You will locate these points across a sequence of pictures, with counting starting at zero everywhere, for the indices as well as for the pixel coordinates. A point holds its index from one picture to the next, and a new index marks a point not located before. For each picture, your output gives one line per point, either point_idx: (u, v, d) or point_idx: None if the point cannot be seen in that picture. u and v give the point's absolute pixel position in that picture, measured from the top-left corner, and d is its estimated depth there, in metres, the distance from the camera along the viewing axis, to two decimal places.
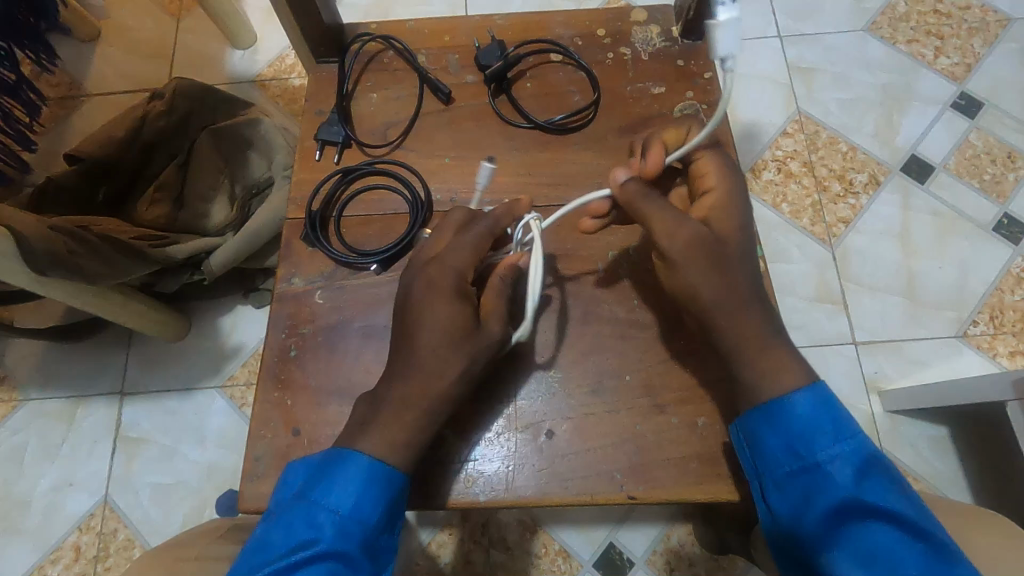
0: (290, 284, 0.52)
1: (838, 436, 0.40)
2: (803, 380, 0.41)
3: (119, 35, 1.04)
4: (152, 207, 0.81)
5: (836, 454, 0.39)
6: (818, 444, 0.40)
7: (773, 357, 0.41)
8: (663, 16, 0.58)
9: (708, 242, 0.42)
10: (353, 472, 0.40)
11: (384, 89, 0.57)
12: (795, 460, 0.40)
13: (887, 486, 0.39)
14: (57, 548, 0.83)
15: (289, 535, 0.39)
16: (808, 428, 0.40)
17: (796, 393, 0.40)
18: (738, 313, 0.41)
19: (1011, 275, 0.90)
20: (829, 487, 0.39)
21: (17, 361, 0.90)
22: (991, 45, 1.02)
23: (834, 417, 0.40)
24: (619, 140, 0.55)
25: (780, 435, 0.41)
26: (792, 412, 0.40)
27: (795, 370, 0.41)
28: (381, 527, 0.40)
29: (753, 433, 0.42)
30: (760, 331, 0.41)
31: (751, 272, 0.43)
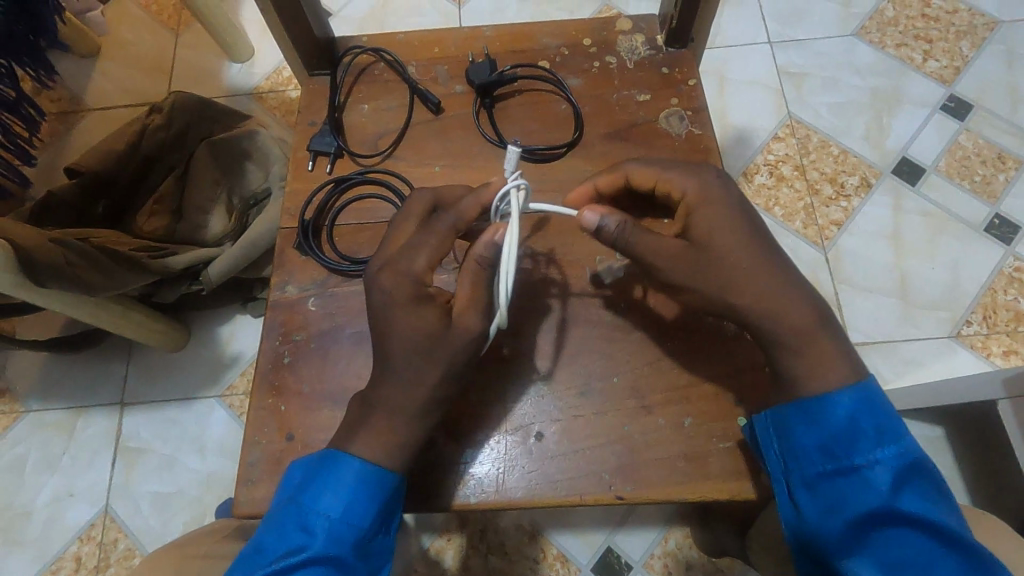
0: (284, 292, 0.53)
1: (880, 440, 0.39)
2: (849, 379, 0.41)
3: (118, 50, 1.05)
4: (151, 218, 0.84)
5: (877, 458, 0.39)
6: (858, 448, 0.40)
7: (823, 351, 0.41)
8: (647, 25, 0.60)
9: (727, 256, 0.42)
10: (345, 475, 0.40)
11: (375, 100, 0.59)
12: (830, 461, 0.40)
13: (922, 494, 0.39)
14: (58, 558, 0.83)
15: (282, 539, 0.40)
16: (849, 429, 0.40)
17: (840, 392, 0.40)
18: (781, 313, 0.41)
19: (1004, 275, 0.90)
20: (865, 492, 0.39)
21: (18, 373, 0.91)
22: (979, 48, 1.03)
23: (878, 421, 0.40)
24: (605, 147, 0.56)
25: (818, 435, 0.40)
26: (834, 413, 0.40)
27: (843, 365, 0.41)
28: (375, 530, 0.41)
29: (787, 429, 0.42)
30: (808, 328, 0.41)
31: (777, 286, 0.42)
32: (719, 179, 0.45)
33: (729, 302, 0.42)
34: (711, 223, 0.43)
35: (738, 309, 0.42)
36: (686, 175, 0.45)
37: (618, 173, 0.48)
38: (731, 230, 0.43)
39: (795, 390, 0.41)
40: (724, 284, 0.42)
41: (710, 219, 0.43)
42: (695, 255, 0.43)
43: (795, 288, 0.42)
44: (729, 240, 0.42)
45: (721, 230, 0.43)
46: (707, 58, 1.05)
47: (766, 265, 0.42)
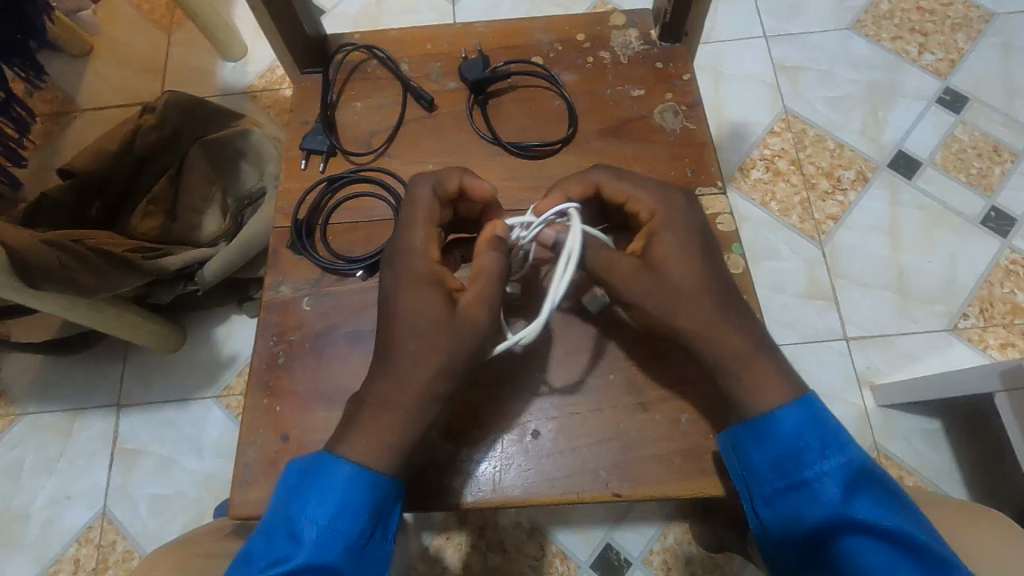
0: (278, 292, 0.52)
1: (825, 453, 0.40)
2: (793, 394, 0.41)
3: (111, 50, 1.05)
4: (146, 219, 0.84)
5: (825, 469, 0.39)
6: (804, 462, 0.40)
7: (760, 372, 0.41)
8: (641, 20, 0.59)
9: (677, 279, 0.42)
10: (339, 479, 0.40)
11: (368, 98, 0.58)
12: (783, 477, 0.40)
13: (876, 501, 0.39)
14: (56, 561, 0.83)
15: (277, 548, 0.39)
16: (796, 444, 0.40)
17: (782, 409, 0.41)
18: (722, 336, 0.41)
19: (1000, 268, 0.90)
20: (817, 505, 0.39)
21: (13, 375, 0.90)
22: (974, 40, 1.03)
23: (821, 433, 0.40)
24: (600, 143, 0.56)
25: (767, 452, 0.41)
26: (777, 429, 0.40)
27: (784, 383, 0.41)
28: (367, 536, 0.41)
29: (740, 448, 0.42)
30: (747, 350, 0.41)
31: (721, 294, 0.42)
32: (685, 204, 0.45)
33: (670, 324, 0.42)
34: (668, 249, 0.43)
35: (681, 333, 0.42)
36: (651, 195, 0.45)
37: (590, 183, 0.47)
38: (681, 255, 0.43)
39: (789, 389, 0.41)
40: (666, 305, 0.42)
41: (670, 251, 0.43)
42: (648, 279, 0.43)
43: (739, 308, 0.42)
44: (681, 264, 0.43)
45: (678, 254, 0.43)
46: (702, 52, 1.05)
47: (708, 287, 0.42)
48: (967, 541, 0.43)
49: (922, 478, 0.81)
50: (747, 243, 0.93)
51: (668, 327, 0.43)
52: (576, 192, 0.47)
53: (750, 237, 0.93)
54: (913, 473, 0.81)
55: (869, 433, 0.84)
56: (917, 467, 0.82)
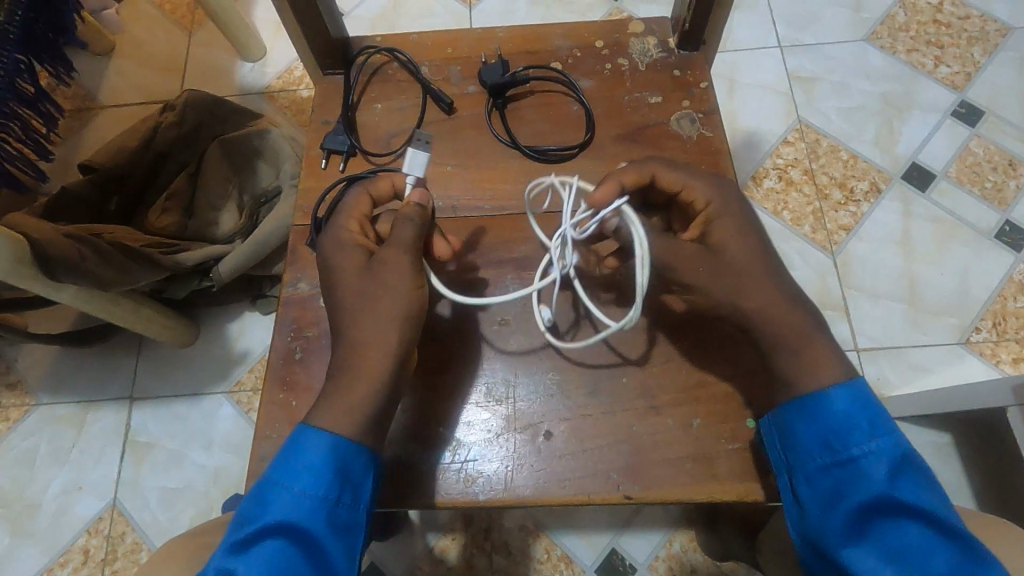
0: (296, 288, 0.53)
1: (874, 432, 0.40)
2: (843, 376, 0.41)
3: (134, 49, 1.06)
4: (162, 215, 0.83)
5: (872, 449, 0.40)
6: (852, 440, 0.40)
7: (816, 354, 0.42)
8: (660, 28, 0.60)
9: (739, 259, 0.44)
10: (306, 447, 0.41)
11: (388, 100, 0.59)
12: (828, 454, 0.41)
13: (920, 485, 0.39)
14: (66, 551, 0.84)
15: (252, 509, 0.40)
16: (845, 422, 0.41)
17: (834, 387, 0.41)
18: (782, 318, 0.42)
19: (1013, 282, 0.90)
20: (863, 482, 0.39)
21: (30, 366, 0.92)
22: (991, 54, 1.03)
23: (870, 414, 0.41)
24: (617, 148, 0.56)
25: (815, 428, 0.41)
26: (830, 406, 0.41)
27: (836, 363, 0.42)
28: (338, 503, 0.41)
29: (787, 426, 0.43)
30: (806, 329, 0.42)
31: (781, 278, 0.44)
32: (735, 190, 0.47)
33: (737, 304, 0.43)
34: (727, 232, 0.45)
35: (745, 314, 0.43)
36: (707, 185, 0.47)
37: (645, 171, 0.48)
38: (742, 237, 0.45)
39: (823, 378, 0.41)
40: (730, 287, 0.43)
41: (733, 234, 0.45)
42: (712, 259, 0.44)
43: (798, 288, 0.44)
44: (742, 244, 0.44)
45: (741, 237, 0.45)
46: (717, 61, 1.05)
47: (770, 272, 0.44)
48: None
49: None
50: None
51: (732, 308, 0.43)
52: (632, 181, 0.48)
53: None
54: None
55: None
56: None
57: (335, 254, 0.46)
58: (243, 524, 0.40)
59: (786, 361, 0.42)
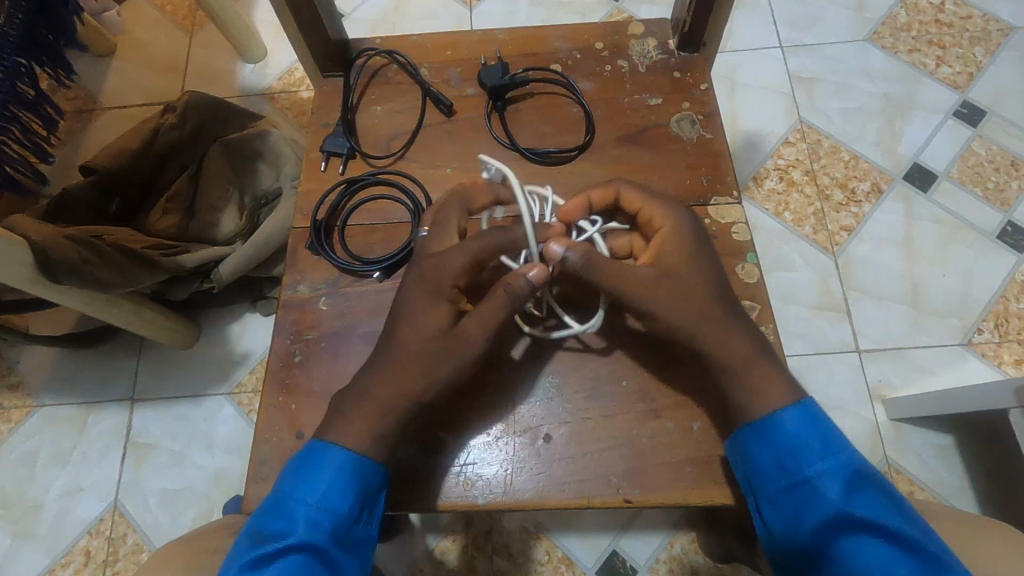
0: (295, 291, 0.53)
1: (825, 452, 0.41)
2: (791, 399, 0.42)
3: (135, 50, 1.06)
4: (164, 216, 0.84)
5: (825, 468, 0.40)
6: (805, 460, 0.41)
7: (759, 375, 0.42)
8: (660, 30, 0.60)
9: (689, 281, 0.44)
10: (326, 464, 0.42)
11: (388, 102, 0.59)
12: (784, 476, 0.41)
13: (876, 499, 0.40)
14: (67, 552, 0.84)
15: (273, 524, 0.41)
16: (797, 444, 0.41)
17: (782, 411, 0.42)
18: (724, 343, 0.43)
19: (1015, 283, 0.90)
20: (820, 502, 0.40)
21: (32, 367, 0.92)
22: (993, 53, 1.02)
23: (820, 433, 0.41)
24: (617, 150, 0.56)
25: (768, 452, 0.42)
26: (780, 428, 0.41)
27: (784, 386, 0.42)
28: (356, 519, 0.42)
29: (743, 451, 0.43)
30: (751, 353, 0.43)
31: (726, 300, 0.44)
32: (692, 218, 0.48)
33: (677, 324, 0.43)
34: (681, 258, 0.45)
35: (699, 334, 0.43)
36: (663, 208, 0.48)
37: (610, 190, 0.49)
38: (693, 261, 0.45)
39: (772, 403, 0.42)
40: (680, 305, 0.43)
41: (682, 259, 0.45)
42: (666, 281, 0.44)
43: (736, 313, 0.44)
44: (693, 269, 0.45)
45: (691, 260, 0.45)
46: (719, 61, 1.05)
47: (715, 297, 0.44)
48: (979, 555, 0.42)
49: (933, 493, 0.81)
50: (761, 253, 0.93)
51: (674, 327, 0.44)
52: (599, 200, 0.49)
53: (764, 247, 0.93)
54: (923, 488, 0.81)
55: (881, 446, 0.83)
56: (926, 481, 0.81)
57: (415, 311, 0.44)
58: (260, 538, 0.40)
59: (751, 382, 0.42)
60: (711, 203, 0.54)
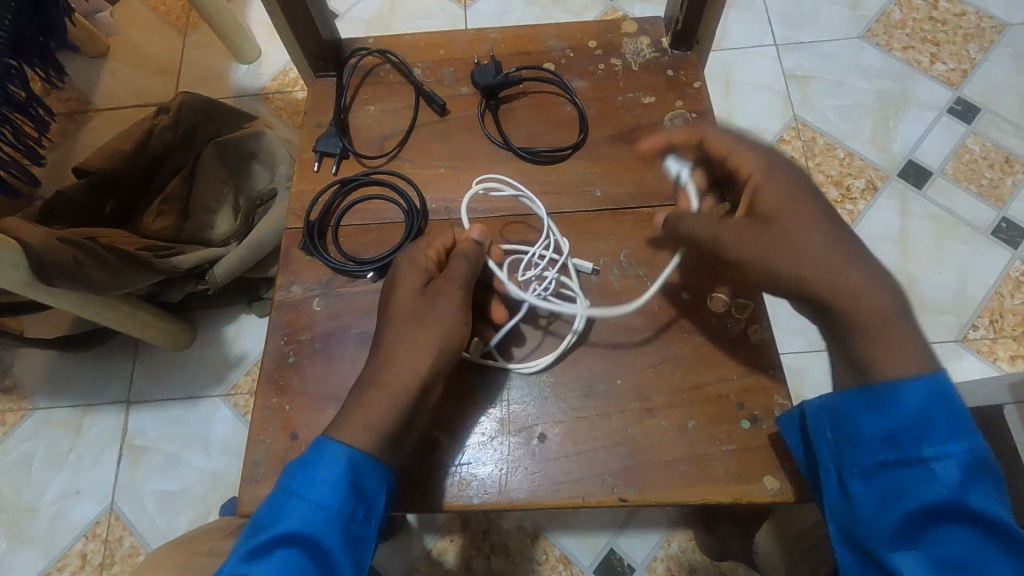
0: (289, 292, 0.53)
1: (953, 434, 0.36)
2: (922, 367, 0.38)
3: (129, 52, 1.06)
4: (158, 218, 0.83)
5: (947, 452, 0.36)
6: (927, 440, 0.37)
7: (893, 336, 0.38)
8: (653, 28, 0.60)
9: (795, 231, 0.41)
10: (327, 461, 0.41)
11: (380, 102, 0.59)
12: (894, 451, 0.38)
13: (995, 495, 0.36)
14: (63, 555, 0.84)
15: (271, 519, 0.40)
16: (920, 419, 0.37)
17: (910, 380, 0.37)
18: (849, 300, 0.39)
19: (1010, 279, 0.90)
20: (929, 484, 0.36)
21: (26, 371, 0.91)
22: (987, 51, 1.03)
23: (950, 413, 0.37)
24: (610, 149, 0.56)
25: (881, 422, 0.38)
26: (901, 399, 0.37)
27: (919, 351, 0.38)
28: (351, 517, 0.41)
29: (850, 416, 0.39)
30: (882, 309, 0.38)
31: (854, 248, 0.40)
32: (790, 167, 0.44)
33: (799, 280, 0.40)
34: (780, 202, 0.42)
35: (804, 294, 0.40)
36: (756, 157, 0.45)
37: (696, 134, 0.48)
38: (797, 206, 0.42)
39: (898, 368, 0.38)
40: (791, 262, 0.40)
41: (778, 203, 0.42)
42: (767, 232, 0.41)
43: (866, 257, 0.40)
44: (799, 217, 0.41)
45: (791, 203, 0.42)
46: (713, 60, 1.05)
47: (831, 241, 0.40)
48: None
49: None
50: None
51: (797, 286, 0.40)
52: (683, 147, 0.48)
53: None
54: None
55: None
56: None
57: (404, 270, 0.48)
58: (255, 532, 0.40)
59: (867, 353, 0.39)
60: None
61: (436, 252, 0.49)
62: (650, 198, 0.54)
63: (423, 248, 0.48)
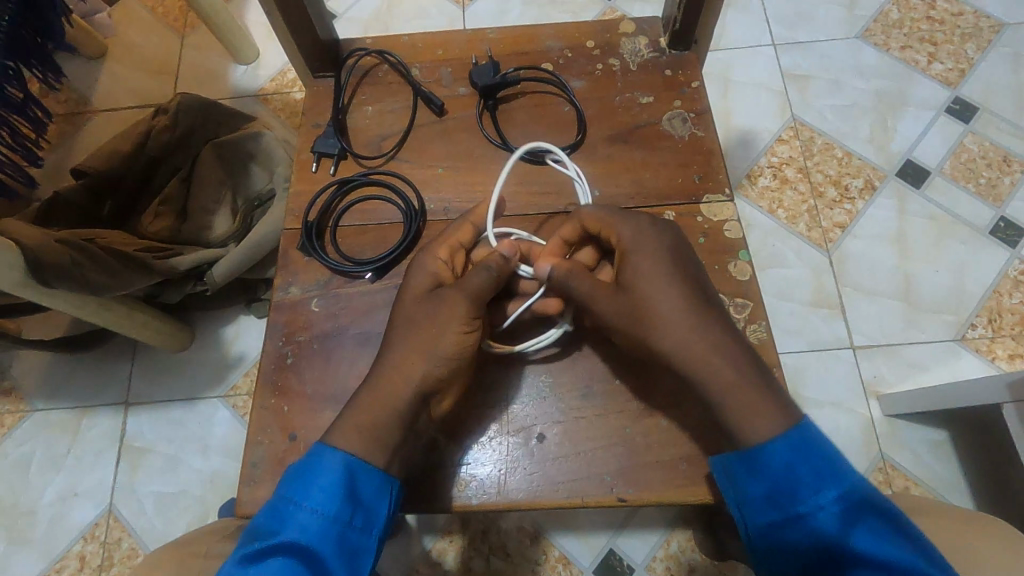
0: (287, 292, 0.53)
1: (820, 485, 0.39)
2: (779, 428, 0.40)
3: (127, 53, 1.06)
4: (156, 219, 0.83)
5: (820, 502, 0.39)
6: (800, 494, 0.39)
7: (747, 402, 0.41)
8: (651, 28, 0.60)
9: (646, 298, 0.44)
10: (325, 467, 0.42)
11: (378, 102, 0.59)
12: (777, 510, 0.40)
13: (880, 531, 0.38)
14: (61, 557, 0.84)
15: (266, 524, 0.41)
16: (788, 477, 0.39)
17: (772, 441, 0.40)
18: (703, 362, 0.42)
19: (1008, 279, 0.90)
20: (816, 536, 0.38)
21: (23, 373, 0.91)
22: (984, 50, 1.03)
23: (815, 464, 0.39)
24: (608, 149, 0.56)
25: (760, 484, 0.40)
26: (769, 461, 0.40)
27: (776, 410, 0.41)
28: (348, 524, 0.41)
29: (735, 482, 0.42)
30: (734, 374, 0.41)
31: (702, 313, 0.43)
32: (655, 229, 0.47)
33: (651, 345, 0.43)
34: (638, 272, 0.45)
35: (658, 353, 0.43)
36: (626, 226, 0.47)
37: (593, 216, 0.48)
38: (656, 273, 0.44)
39: (761, 430, 0.40)
40: (640, 329, 0.44)
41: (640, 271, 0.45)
42: (623, 300, 0.45)
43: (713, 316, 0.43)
44: (652, 288, 0.44)
45: (647, 273, 0.44)
46: (711, 60, 1.05)
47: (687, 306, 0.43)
48: (974, 549, 0.42)
49: (928, 488, 0.81)
50: (755, 250, 0.93)
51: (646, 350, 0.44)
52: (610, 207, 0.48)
53: (758, 244, 0.94)
54: (918, 483, 0.81)
55: (875, 442, 0.83)
56: (921, 477, 0.81)
57: (413, 276, 0.48)
58: (253, 538, 0.40)
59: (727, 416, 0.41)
60: (702, 201, 0.54)
61: (450, 250, 0.49)
62: (649, 198, 0.54)
63: (440, 251, 0.49)
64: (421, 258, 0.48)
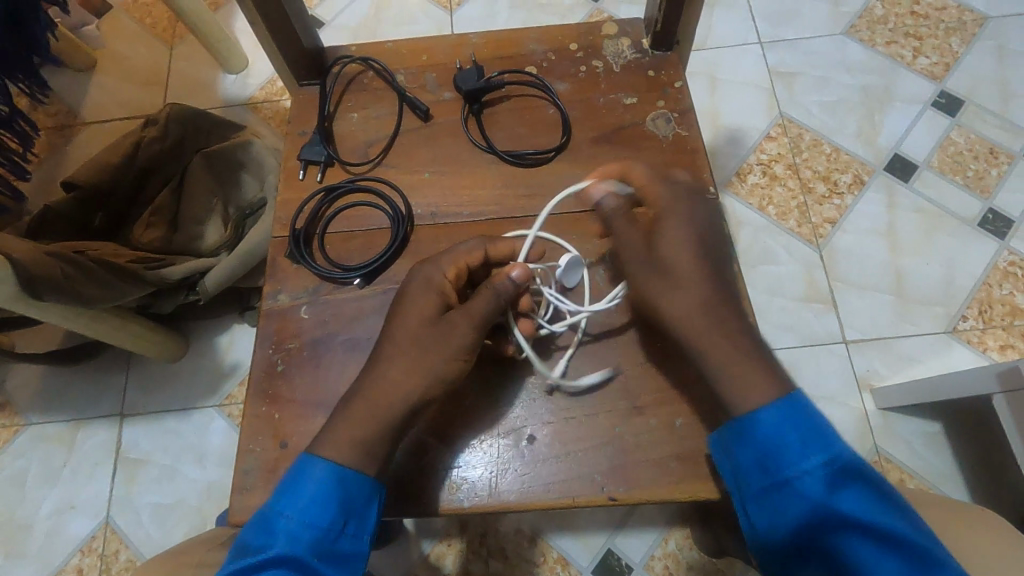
0: (276, 300, 0.53)
1: (807, 450, 0.39)
2: (771, 395, 0.40)
3: (116, 64, 1.06)
4: (147, 230, 0.82)
5: (806, 467, 0.39)
6: (786, 460, 0.39)
7: (749, 369, 0.41)
8: (633, 29, 0.60)
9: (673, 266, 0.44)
10: (314, 477, 0.42)
11: (364, 109, 0.59)
12: (766, 476, 0.40)
13: (864, 495, 0.38)
14: (59, 570, 0.83)
15: (256, 538, 0.41)
16: (777, 443, 0.39)
17: (762, 409, 0.40)
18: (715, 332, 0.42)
19: (998, 270, 0.90)
20: (802, 501, 0.38)
21: (17, 386, 0.91)
22: (969, 43, 1.03)
23: (802, 430, 0.39)
24: (593, 150, 0.56)
25: (749, 451, 0.40)
26: (758, 427, 0.40)
27: (771, 380, 0.41)
28: (341, 532, 0.41)
29: (726, 448, 0.42)
30: (745, 346, 0.42)
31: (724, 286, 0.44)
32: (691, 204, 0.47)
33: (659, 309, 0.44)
34: (668, 239, 0.45)
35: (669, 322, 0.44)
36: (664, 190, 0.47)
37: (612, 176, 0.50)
38: (682, 243, 0.45)
39: (758, 397, 0.40)
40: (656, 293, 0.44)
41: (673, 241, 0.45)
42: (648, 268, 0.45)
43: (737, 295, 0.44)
44: (678, 252, 0.44)
45: (676, 240, 0.45)
46: (698, 59, 1.06)
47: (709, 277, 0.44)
48: (963, 539, 0.43)
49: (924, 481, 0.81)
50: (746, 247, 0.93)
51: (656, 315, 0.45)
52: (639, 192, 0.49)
53: (749, 241, 0.94)
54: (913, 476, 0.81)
55: (869, 436, 0.84)
56: (916, 470, 0.82)
57: (419, 292, 0.46)
58: (244, 553, 0.40)
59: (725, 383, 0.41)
60: None
61: (457, 271, 0.48)
62: None
63: (446, 268, 0.47)
64: (421, 274, 0.47)
